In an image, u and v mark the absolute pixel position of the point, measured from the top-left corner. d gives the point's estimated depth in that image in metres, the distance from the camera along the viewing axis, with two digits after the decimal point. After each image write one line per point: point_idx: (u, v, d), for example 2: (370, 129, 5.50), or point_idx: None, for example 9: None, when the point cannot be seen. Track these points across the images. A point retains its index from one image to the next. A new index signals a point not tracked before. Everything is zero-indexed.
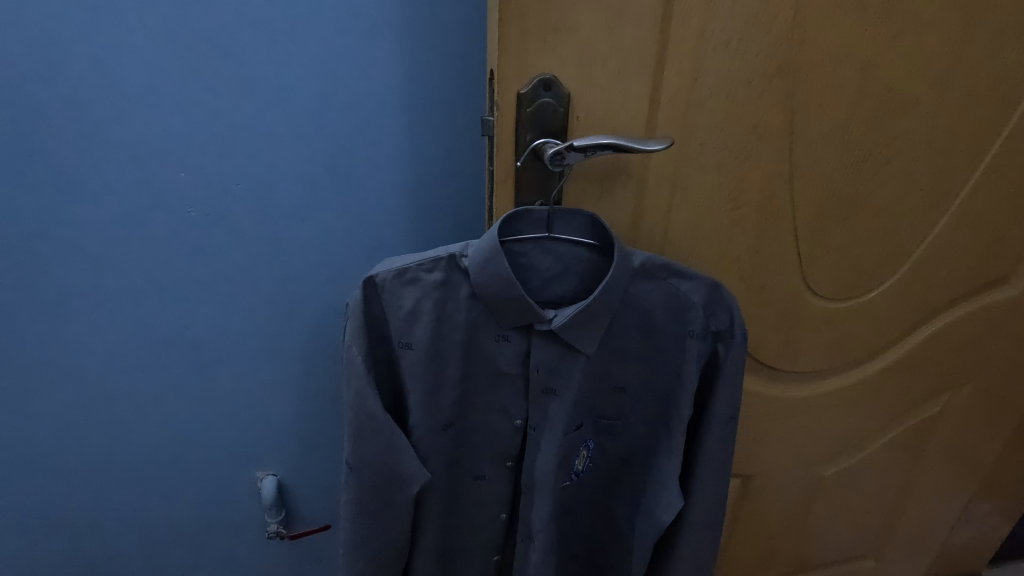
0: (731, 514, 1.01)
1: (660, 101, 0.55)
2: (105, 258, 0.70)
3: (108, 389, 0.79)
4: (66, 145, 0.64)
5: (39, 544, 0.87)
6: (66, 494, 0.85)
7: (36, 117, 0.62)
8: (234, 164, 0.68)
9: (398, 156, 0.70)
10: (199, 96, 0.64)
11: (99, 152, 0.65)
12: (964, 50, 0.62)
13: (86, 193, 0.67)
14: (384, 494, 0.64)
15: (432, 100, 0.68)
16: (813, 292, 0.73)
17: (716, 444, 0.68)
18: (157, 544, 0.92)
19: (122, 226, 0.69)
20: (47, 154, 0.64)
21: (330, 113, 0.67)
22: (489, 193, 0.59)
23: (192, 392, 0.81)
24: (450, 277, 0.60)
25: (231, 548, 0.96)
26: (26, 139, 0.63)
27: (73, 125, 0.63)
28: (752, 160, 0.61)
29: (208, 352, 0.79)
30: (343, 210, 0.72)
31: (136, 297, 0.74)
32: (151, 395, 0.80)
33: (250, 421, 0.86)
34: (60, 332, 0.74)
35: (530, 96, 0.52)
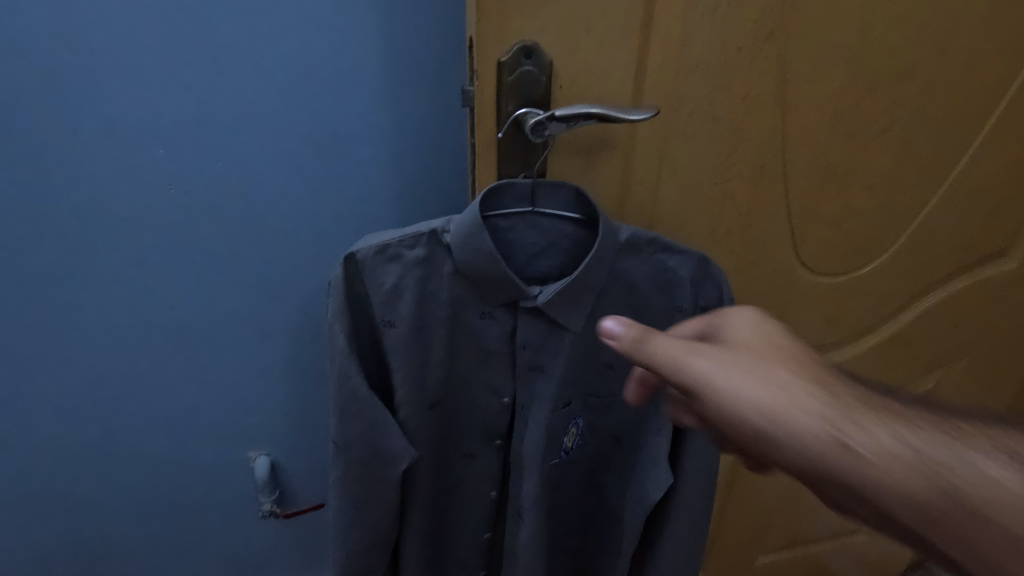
0: (725, 492, 1.01)
1: (646, 68, 0.53)
2: (84, 239, 0.69)
3: (96, 371, 0.78)
4: (37, 122, 0.62)
5: (33, 526, 0.87)
6: (57, 476, 0.84)
7: (4, 93, 0.60)
8: (212, 140, 0.66)
9: (382, 129, 0.68)
10: (173, 69, 0.62)
11: (71, 129, 0.63)
12: (964, 14, 0.60)
13: (61, 174, 0.65)
14: (372, 473, 0.64)
15: (414, 71, 0.66)
16: (806, 267, 0.72)
17: None
18: (153, 524, 0.93)
19: (100, 206, 0.67)
20: (18, 133, 0.62)
21: (309, 86, 0.65)
22: (471, 167, 0.57)
23: (180, 374, 0.81)
24: (432, 252, 0.58)
25: (226, 528, 0.97)
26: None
27: (43, 101, 0.61)
28: (742, 130, 0.59)
29: (195, 332, 0.78)
30: (327, 186, 0.71)
31: (119, 278, 0.72)
32: (138, 378, 0.80)
33: (239, 403, 0.85)
34: (43, 315, 0.73)
35: (511, 64, 0.50)
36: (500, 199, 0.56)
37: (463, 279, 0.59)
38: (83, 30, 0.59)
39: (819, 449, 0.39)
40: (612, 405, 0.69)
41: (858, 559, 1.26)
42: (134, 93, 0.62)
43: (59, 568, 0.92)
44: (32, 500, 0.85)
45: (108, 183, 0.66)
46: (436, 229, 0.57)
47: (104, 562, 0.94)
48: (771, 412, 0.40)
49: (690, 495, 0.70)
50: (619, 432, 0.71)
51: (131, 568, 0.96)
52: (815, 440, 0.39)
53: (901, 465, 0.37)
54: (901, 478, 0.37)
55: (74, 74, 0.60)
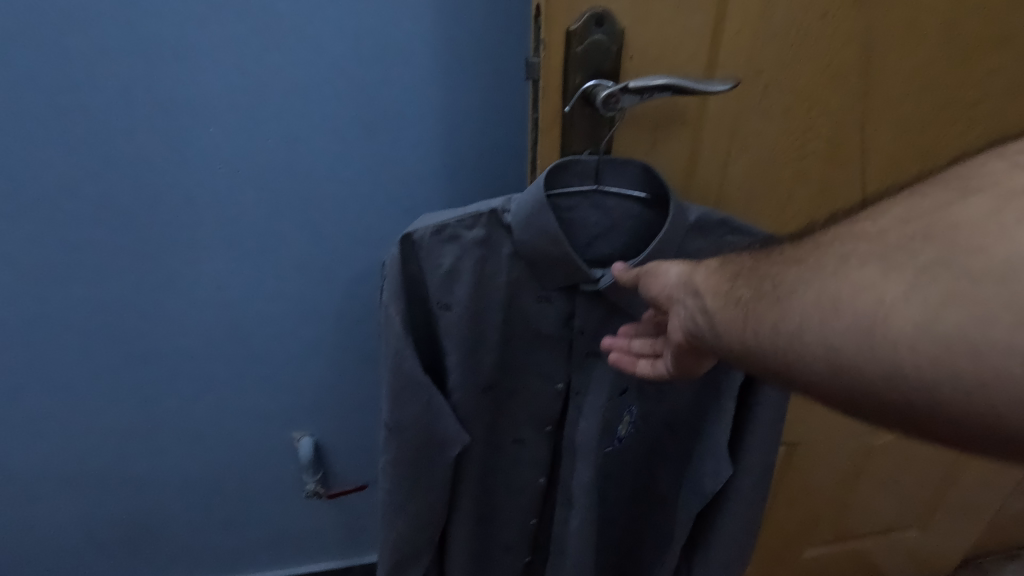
0: (774, 484, 0.98)
1: (722, 38, 0.50)
2: (137, 217, 0.69)
3: (148, 348, 0.79)
4: (90, 98, 0.61)
5: (88, 499, 0.89)
6: (110, 450, 0.86)
7: (59, 68, 0.59)
8: (265, 116, 0.65)
9: (434, 106, 0.66)
10: (227, 43, 0.61)
11: (125, 105, 0.62)
12: None
13: (114, 151, 0.64)
14: (424, 456, 0.63)
15: (469, 45, 0.64)
16: None
17: (767, 413, 0.65)
18: (199, 500, 0.94)
19: (152, 183, 0.67)
20: (71, 109, 0.61)
21: (362, 60, 0.63)
22: (532, 143, 0.55)
23: (229, 352, 0.81)
24: (492, 233, 0.56)
25: (269, 507, 0.98)
26: (49, 92, 0.60)
27: (98, 77, 0.60)
28: (821, 104, 0.55)
29: (243, 311, 0.78)
30: (377, 165, 0.69)
31: (170, 256, 0.72)
32: (188, 355, 0.80)
33: (287, 384, 0.86)
34: (97, 291, 0.73)
35: (582, 33, 0.47)
36: (564, 178, 0.54)
37: (523, 260, 0.57)
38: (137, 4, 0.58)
39: (724, 323, 0.40)
40: (669, 392, 0.67)
41: (906, 556, 1.22)
42: (188, 69, 0.61)
43: (111, 541, 0.94)
44: (87, 473, 0.87)
45: (162, 161, 0.66)
46: (497, 209, 0.55)
47: (153, 536, 0.96)
48: (692, 295, 0.44)
49: (748, 486, 0.68)
50: (674, 421, 0.69)
51: (179, 543, 0.98)
52: (695, 315, 0.44)
53: (767, 333, 0.37)
54: (769, 341, 0.37)
55: (129, 49, 0.60)
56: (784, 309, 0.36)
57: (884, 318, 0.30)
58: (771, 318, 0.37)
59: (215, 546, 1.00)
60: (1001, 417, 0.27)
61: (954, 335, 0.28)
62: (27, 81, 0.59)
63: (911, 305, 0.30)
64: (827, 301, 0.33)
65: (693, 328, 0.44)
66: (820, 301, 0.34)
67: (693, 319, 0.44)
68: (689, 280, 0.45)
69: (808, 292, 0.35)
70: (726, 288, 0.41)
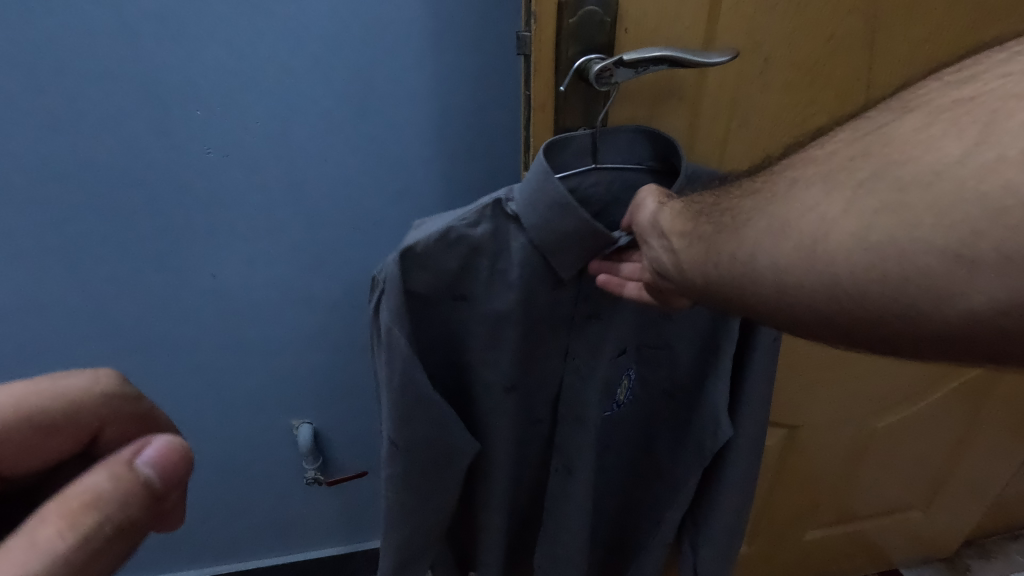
0: (775, 468, 0.97)
1: (721, 8, 0.48)
2: (125, 205, 0.67)
3: (143, 339, 0.78)
4: (72, 83, 0.59)
5: None
6: None
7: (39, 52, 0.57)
8: (254, 99, 0.63)
9: (427, 85, 0.65)
10: (212, 24, 0.59)
11: (108, 90, 0.60)
12: None
13: (99, 137, 0.63)
14: (440, 472, 0.59)
15: (460, 20, 0.62)
16: None
17: (761, 372, 0.64)
18: (198, 489, 0.94)
19: (139, 170, 0.65)
20: (52, 94, 0.59)
21: (352, 39, 0.61)
22: (524, 122, 0.53)
23: (224, 341, 0.80)
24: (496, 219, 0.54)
25: (270, 497, 0.98)
26: (29, 77, 0.58)
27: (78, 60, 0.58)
28: (824, 77, 0.54)
29: (238, 300, 0.77)
30: (370, 148, 0.68)
31: (163, 246, 0.71)
32: (184, 346, 0.80)
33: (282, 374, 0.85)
34: (88, 283, 0.72)
35: (574, 4, 0.45)
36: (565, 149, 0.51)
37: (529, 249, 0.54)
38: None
39: (688, 260, 0.41)
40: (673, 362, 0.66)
41: (909, 537, 1.22)
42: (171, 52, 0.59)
43: None
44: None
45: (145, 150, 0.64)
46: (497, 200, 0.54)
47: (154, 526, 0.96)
48: (657, 234, 0.45)
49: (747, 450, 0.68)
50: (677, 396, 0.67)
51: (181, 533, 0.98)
52: (662, 254, 0.44)
53: (727, 266, 0.38)
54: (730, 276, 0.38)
55: (108, 32, 0.58)
56: (739, 240, 0.37)
57: (826, 234, 0.32)
58: (729, 249, 0.38)
59: (217, 535, 1.00)
60: (925, 313, 0.28)
61: (884, 241, 0.29)
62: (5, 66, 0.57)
63: (851, 221, 0.31)
64: (778, 226, 0.35)
65: (659, 267, 0.45)
66: (775, 229, 0.35)
67: (659, 256, 0.45)
68: (655, 220, 0.45)
69: (760, 220, 0.36)
70: (687, 226, 0.42)
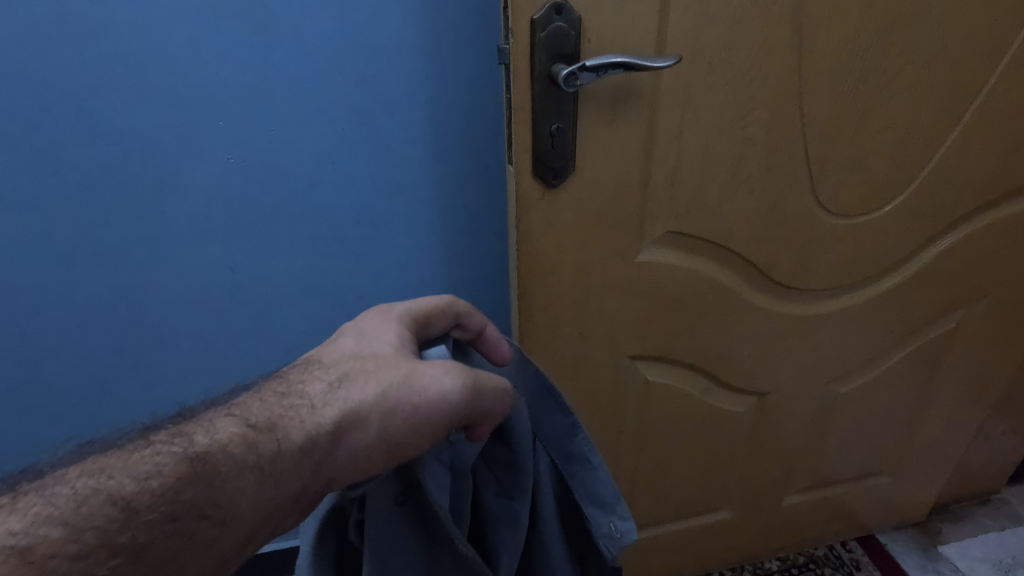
0: (743, 444, 1.04)
1: (669, 19, 0.57)
2: (124, 300, 0.86)
3: (165, 344, 0.91)
4: (123, 107, 0.74)
5: None
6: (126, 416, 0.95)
7: (97, 77, 0.72)
8: (266, 112, 0.76)
9: (423, 93, 0.78)
10: (241, 50, 0.72)
11: (148, 119, 0.75)
12: None
13: (137, 158, 0.77)
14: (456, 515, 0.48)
15: (445, 35, 0.75)
16: (823, 210, 0.76)
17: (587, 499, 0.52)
18: None
19: (166, 186, 0.79)
20: (113, 119, 0.74)
21: (359, 57, 0.75)
22: (506, 123, 0.61)
23: (244, 330, 0.92)
24: (410, 363, 0.43)
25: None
26: (96, 103, 0.73)
27: (124, 83, 0.72)
28: (761, 76, 0.63)
29: (246, 325, 0.91)
30: (367, 144, 0.80)
31: (187, 262, 0.85)
32: (196, 344, 0.92)
33: (252, 325, 0.92)
34: (121, 257, 0.83)
35: (543, 21, 0.54)
36: (488, 413, 0.44)
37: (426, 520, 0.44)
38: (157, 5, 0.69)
39: None
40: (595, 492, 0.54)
41: (881, 504, 1.28)
42: (231, 8, 0.70)
43: None
44: (71, 424, 0.94)
45: (193, 77, 0.73)
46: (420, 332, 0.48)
47: None
48: None
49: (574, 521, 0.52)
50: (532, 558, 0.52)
51: None
52: None
53: None
54: None
55: (154, 53, 0.71)
56: None
57: None
58: None
59: None
60: None
61: None
62: (85, 102, 0.73)
63: None
64: None
65: None
66: None
67: None
68: None
69: None
70: None
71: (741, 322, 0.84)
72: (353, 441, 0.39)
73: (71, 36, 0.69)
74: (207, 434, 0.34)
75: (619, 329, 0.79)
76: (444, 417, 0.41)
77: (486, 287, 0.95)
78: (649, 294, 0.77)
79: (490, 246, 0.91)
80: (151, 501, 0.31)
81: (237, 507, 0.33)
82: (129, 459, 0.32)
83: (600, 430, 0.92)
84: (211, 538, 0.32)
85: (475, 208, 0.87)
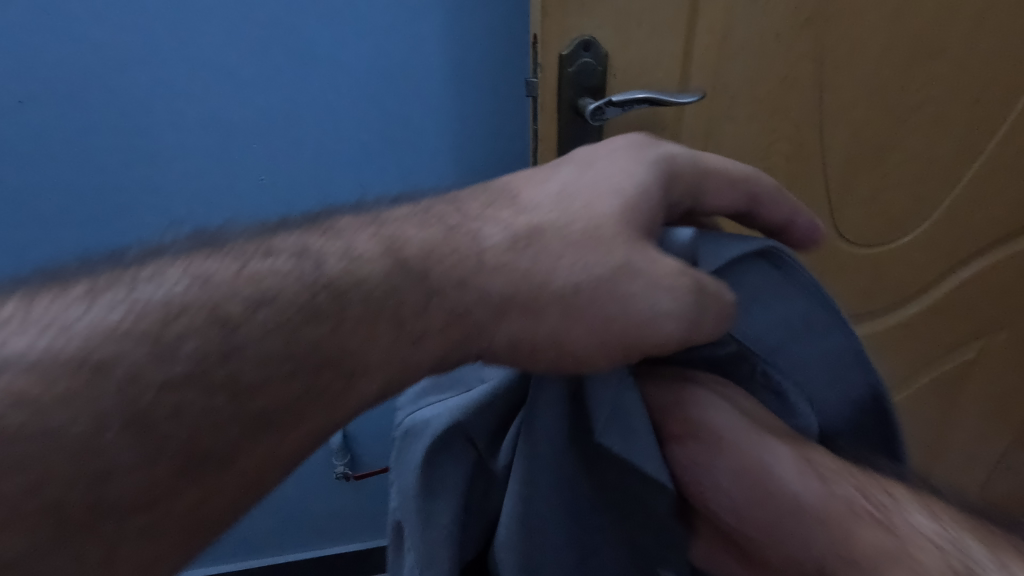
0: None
1: (693, 56, 0.59)
2: None
3: None
4: (153, 125, 0.75)
5: None
6: None
7: (128, 96, 0.73)
8: (295, 136, 0.78)
9: (449, 119, 0.79)
10: (271, 76, 0.74)
11: (178, 137, 0.76)
12: (989, 8, 0.67)
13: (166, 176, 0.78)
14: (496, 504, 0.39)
15: (473, 62, 0.75)
16: (843, 239, 0.77)
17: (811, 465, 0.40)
18: None
19: (194, 203, 0.81)
20: (143, 137, 0.76)
21: (387, 84, 0.76)
22: (532, 152, 0.63)
23: None
24: (635, 248, 0.34)
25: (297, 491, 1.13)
26: (128, 121, 0.74)
27: (155, 102, 0.74)
28: (782, 110, 0.65)
29: None
30: (392, 170, 0.82)
31: None
32: None
33: None
34: None
35: (571, 57, 0.56)
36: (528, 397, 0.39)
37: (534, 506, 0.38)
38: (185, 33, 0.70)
39: None
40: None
41: None
42: (254, 29, 0.71)
43: None
44: None
45: (223, 98, 0.74)
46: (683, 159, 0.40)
47: None
48: None
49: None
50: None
51: None
52: None
53: None
54: None
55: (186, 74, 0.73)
56: None
57: None
58: None
59: (247, 521, 1.13)
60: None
61: None
62: (116, 119, 0.74)
63: None
64: None
65: None
66: None
67: None
68: None
69: None
70: None
71: None
72: (516, 325, 0.32)
73: (105, 57, 0.70)
74: (257, 263, 0.30)
75: None
76: (628, 341, 0.33)
77: None
78: None
79: None
80: (113, 349, 0.26)
81: (243, 374, 0.27)
82: (125, 290, 0.28)
83: None
84: (181, 517, 0.26)
85: None
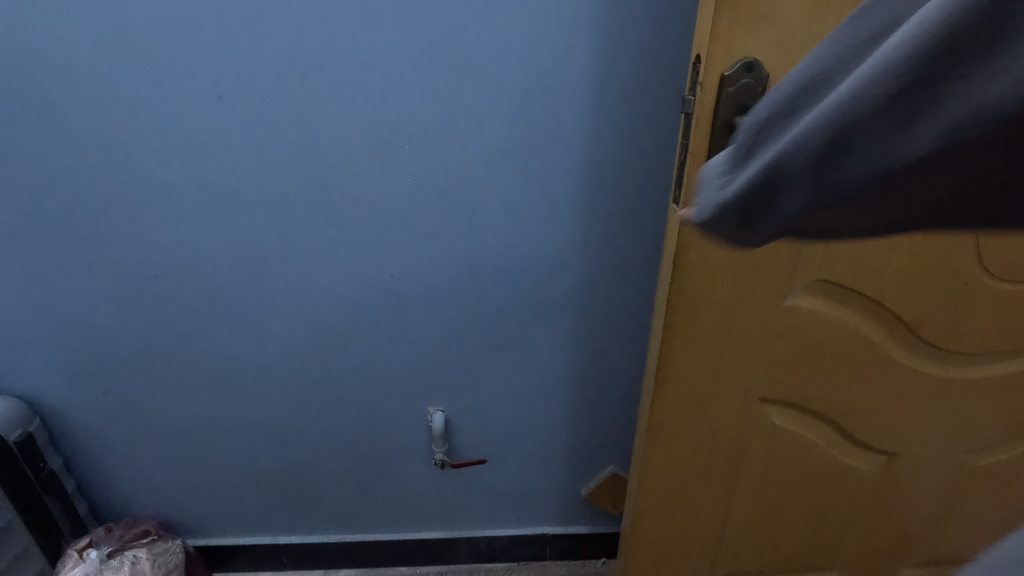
0: (860, 506, 1.00)
1: None
2: (289, 300, 1.05)
3: (313, 339, 1.09)
4: (324, 116, 0.89)
5: (257, 437, 1.20)
6: (272, 398, 1.16)
7: (309, 102, 0.88)
8: (449, 141, 0.91)
9: (584, 132, 0.90)
10: (431, 84, 0.87)
11: (344, 137, 0.91)
12: None
13: (327, 172, 0.94)
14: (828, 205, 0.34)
15: (610, 99, 0.88)
16: (988, 273, 0.75)
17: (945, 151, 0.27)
18: (339, 456, 1.24)
19: (343, 195, 0.96)
20: (316, 135, 0.91)
21: (530, 102, 0.88)
22: (678, 165, 0.67)
23: (380, 332, 1.09)
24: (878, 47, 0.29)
25: (391, 463, 1.25)
26: (303, 123, 0.90)
27: (325, 102, 0.88)
28: None
29: (378, 328, 1.09)
30: (521, 179, 0.94)
31: (346, 259, 1.01)
32: (341, 344, 1.10)
33: (391, 335, 1.09)
34: (296, 258, 1.01)
35: (734, 77, 0.59)
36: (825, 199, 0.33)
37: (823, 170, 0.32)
38: (369, 30, 0.83)
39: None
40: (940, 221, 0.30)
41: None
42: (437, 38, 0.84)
43: (270, 481, 1.26)
44: (231, 397, 1.15)
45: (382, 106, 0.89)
46: None
47: (298, 486, 1.27)
48: None
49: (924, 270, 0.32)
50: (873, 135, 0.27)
51: (319, 491, 1.28)
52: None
53: None
54: None
55: (360, 85, 0.87)
56: None
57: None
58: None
59: (347, 491, 1.29)
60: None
61: None
62: (296, 121, 0.90)
63: None
64: None
65: None
66: None
67: None
68: None
69: None
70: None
71: (877, 377, 0.84)
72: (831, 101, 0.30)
73: (291, 73, 0.86)
74: None
75: (751, 371, 0.84)
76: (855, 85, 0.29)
77: (607, 310, 1.07)
78: (793, 340, 0.80)
79: (613, 277, 1.03)
80: None
81: None
82: None
83: (716, 467, 0.95)
84: None
85: (610, 239, 0.99)
